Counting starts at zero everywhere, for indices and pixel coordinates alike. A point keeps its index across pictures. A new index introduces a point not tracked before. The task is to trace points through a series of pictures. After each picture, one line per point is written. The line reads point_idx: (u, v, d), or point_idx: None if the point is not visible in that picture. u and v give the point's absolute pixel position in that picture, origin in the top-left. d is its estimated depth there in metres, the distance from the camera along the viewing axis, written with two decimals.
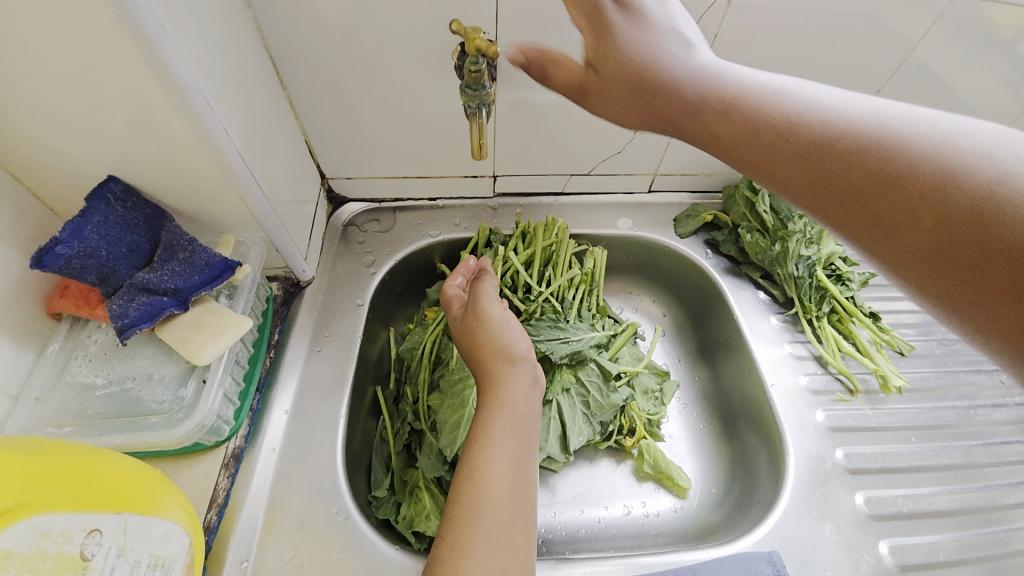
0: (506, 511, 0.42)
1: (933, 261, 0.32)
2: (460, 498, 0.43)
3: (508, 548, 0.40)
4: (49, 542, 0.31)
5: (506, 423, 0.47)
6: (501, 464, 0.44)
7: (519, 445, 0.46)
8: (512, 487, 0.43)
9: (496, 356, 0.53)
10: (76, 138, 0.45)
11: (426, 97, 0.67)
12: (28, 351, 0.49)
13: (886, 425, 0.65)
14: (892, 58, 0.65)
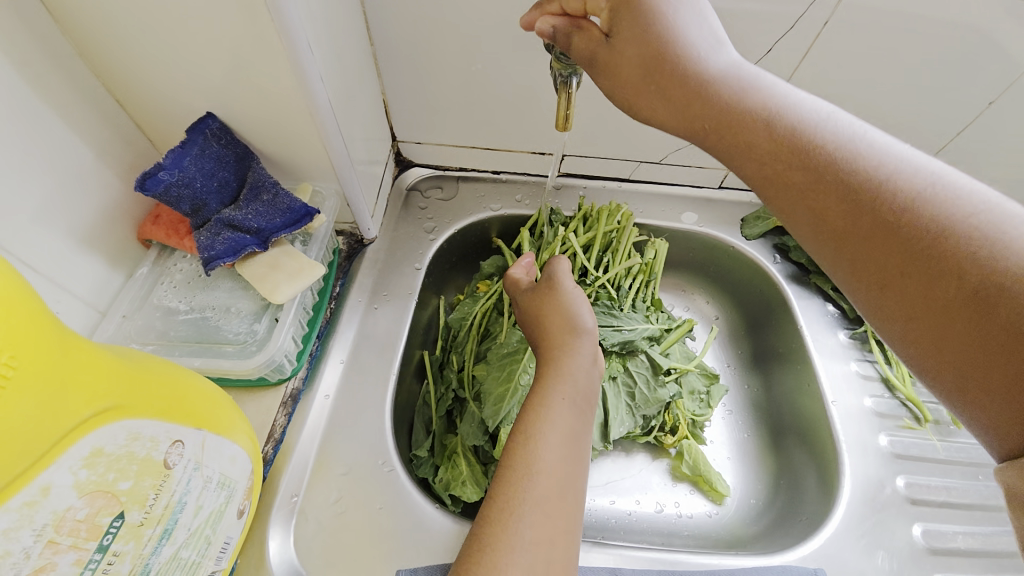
0: (557, 480, 0.41)
1: (951, 353, 0.32)
2: (511, 462, 0.42)
3: (557, 516, 0.39)
4: (138, 445, 0.32)
5: (563, 395, 0.46)
6: (556, 435, 0.43)
7: (574, 418, 0.46)
8: (565, 459, 0.42)
9: (561, 327, 0.53)
10: (182, 72, 0.46)
11: (509, 66, 0.65)
12: (118, 273, 0.51)
13: (954, 459, 0.61)
14: (1018, 68, 0.60)
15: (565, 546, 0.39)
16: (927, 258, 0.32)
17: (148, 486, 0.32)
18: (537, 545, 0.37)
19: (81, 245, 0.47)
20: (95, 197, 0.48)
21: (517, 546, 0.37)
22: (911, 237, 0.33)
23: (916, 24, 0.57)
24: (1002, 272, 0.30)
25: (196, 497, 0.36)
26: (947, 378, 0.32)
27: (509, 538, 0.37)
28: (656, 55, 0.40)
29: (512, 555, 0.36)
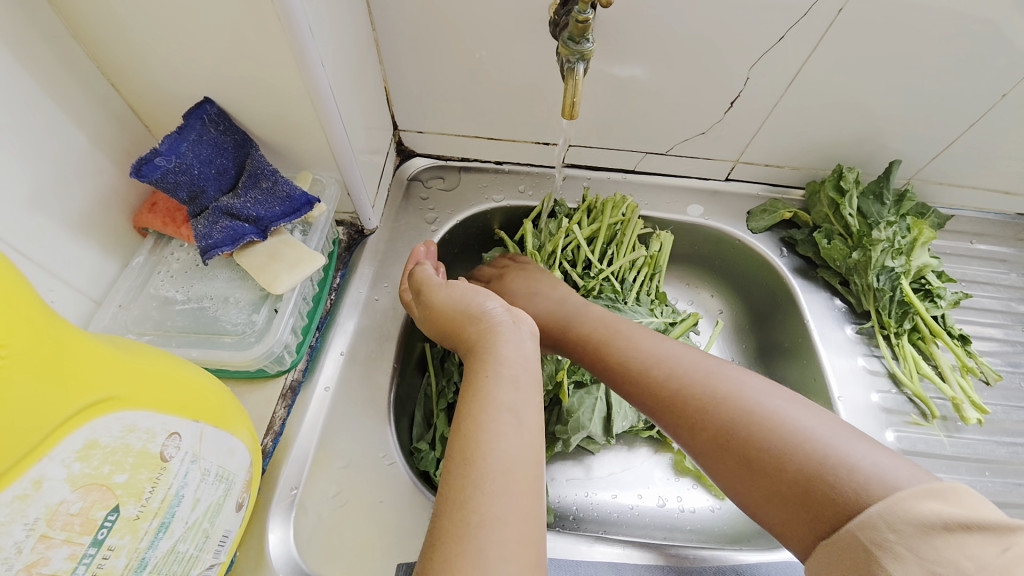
0: (505, 457, 0.39)
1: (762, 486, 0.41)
2: (454, 451, 0.40)
3: (519, 495, 0.38)
4: (134, 437, 0.31)
5: (489, 373, 0.45)
6: (498, 413, 0.42)
7: (512, 393, 0.43)
8: (510, 434, 0.41)
9: (467, 323, 0.52)
10: (177, 54, 0.45)
11: (514, 53, 0.64)
12: (114, 261, 0.50)
13: (960, 456, 0.60)
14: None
15: (535, 524, 0.37)
16: (752, 455, 0.42)
17: (144, 479, 0.31)
18: (502, 527, 0.36)
19: (75, 233, 0.46)
20: (88, 183, 0.47)
21: (473, 529, 0.35)
22: (737, 436, 0.43)
23: (934, 11, 0.55)
24: (787, 458, 0.40)
25: (194, 490, 0.35)
26: (759, 500, 0.42)
27: (461, 526, 0.36)
28: (567, 326, 0.58)
29: (469, 538, 0.35)
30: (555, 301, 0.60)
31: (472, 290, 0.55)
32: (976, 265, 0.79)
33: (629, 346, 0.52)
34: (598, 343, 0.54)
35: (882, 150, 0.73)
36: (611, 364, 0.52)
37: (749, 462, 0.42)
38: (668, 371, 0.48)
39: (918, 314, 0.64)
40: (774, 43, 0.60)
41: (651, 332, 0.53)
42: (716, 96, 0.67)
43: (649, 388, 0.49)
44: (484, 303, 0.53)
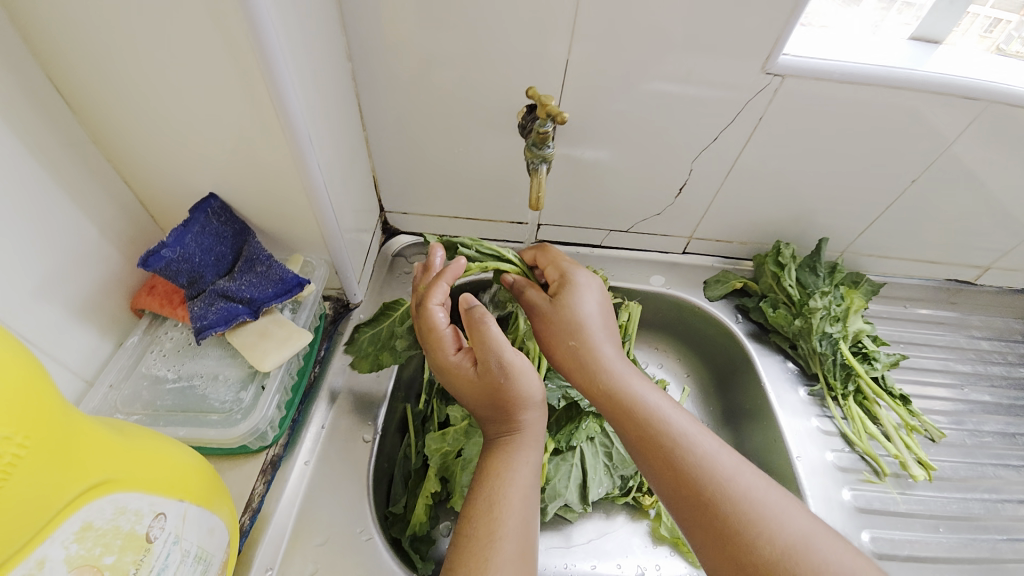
0: (514, 541, 0.46)
1: (713, 540, 0.45)
2: (474, 530, 0.47)
3: (521, 573, 0.45)
4: (124, 519, 0.32)
5: (513, 459, 0.51)
6: (513, 498, 0.49)
7: (530, 478, 0.51)
8: (524, 516, 0.48)
9: (509, 401, 0.52)
10: (192, 159, 0.51)
11: (489, 148, 0.73)
12: (108, 342, 0.53)
13: (915, 512, 0.64)
14: (931, 148, 0.70)
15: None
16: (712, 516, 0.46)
17: (129, 561, 0.33)
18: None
19: (75, 316, 0.49)
20: (94, 270, 0.51)
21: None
22: (701, 494, 0.47)
23: (837, 119, 0.67)
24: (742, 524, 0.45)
25: (173, 571, 0.36)
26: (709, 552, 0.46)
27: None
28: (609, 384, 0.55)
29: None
30: (596, 358, 0.57)
31: (527, 363, 0.54)
32: (911, 328, 0.86)
33: (664, 431, 0.51)
34: (638, 411, 0.52)
35: (815, 227, 0.83)
36: (643, 438, 0.51)
37: (706, 517, 0.46)
38: (694, 465, 0.48)
39: (858, 375, 0.71)
40: (710, 142, 0.71)
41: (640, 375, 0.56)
42: (667, 183, 0.77)
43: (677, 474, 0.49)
44: (525, 382, 0.53)
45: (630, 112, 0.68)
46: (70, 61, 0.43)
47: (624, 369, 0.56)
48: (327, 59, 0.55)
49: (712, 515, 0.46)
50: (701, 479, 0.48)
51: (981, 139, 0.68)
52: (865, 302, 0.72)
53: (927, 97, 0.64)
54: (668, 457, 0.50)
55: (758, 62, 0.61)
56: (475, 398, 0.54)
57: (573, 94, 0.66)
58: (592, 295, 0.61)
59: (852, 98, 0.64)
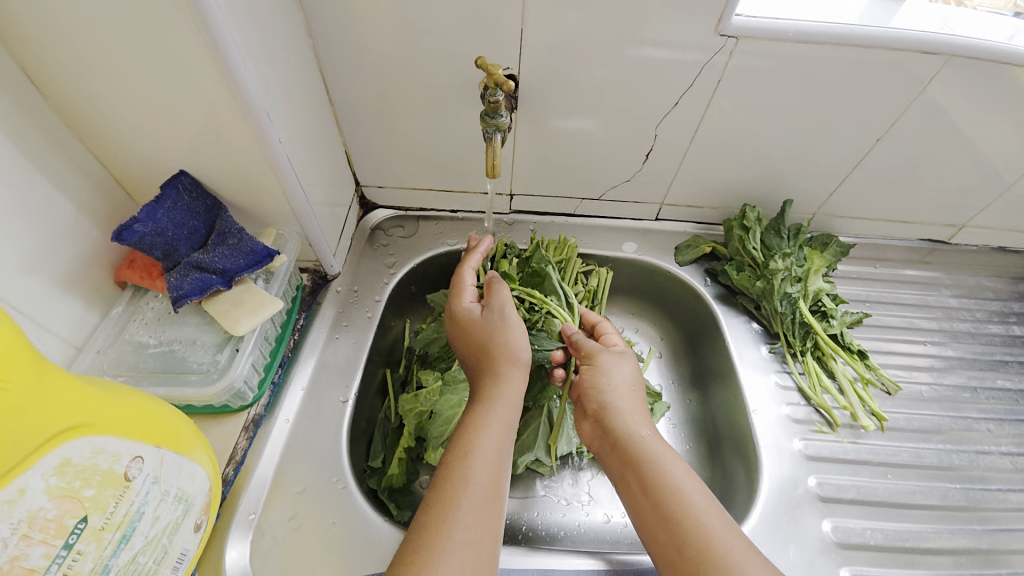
0: (484, 490, 0.49)
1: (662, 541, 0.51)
2: (446, 477, 0.49)
3: (484, 517, 0.47)
4: (101, 458, 0.37)
5: (493, 418, 0.54)
6: (488, 452, 0.51)
7: (505, 432, 0.53)
8: (493, 463, 0.51)
9: (495, 351, 0.59)
10: (159, 138, 0.55)
11: (455, 119, 0.74)
12: (95, 312, 0.57)
13: (865, 460, 0.67)
14: (901, 100, 0.69)
15: (492, 549, 0.46)
16: (664, 522, 0.51)
17: (109, 495, 0.37)
18: (469, 549, 0.45)
19: (61, 288, 0.53)
20: (76, 245, 0.55)
21: (450, 548, 0.44)
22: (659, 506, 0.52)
23: (797, 78, 0.67)
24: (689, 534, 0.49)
25: (154, 507, 0.41)
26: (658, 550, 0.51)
27: (441, 541, 0.44)
28: (625, 426, 0.58)
29: (444, 555, 0.44)
30: (601, 387, 0.62)
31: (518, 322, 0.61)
32: (881, 288, 0.87)
33: (662, 472, 0.54)
34: (642, 453, 0.56)
35: (784, 190, 0.84)
36: (637, 474, 0.55)
37: (663, 524, 0.51)
38: (661, 485, 0.53)
39: (816, 333, 0.74)
40: (671, 106, 0.71)
41: (639, 409, 0.61)
42: (633, 149, 0.78)
43: (659, 509, 0.52)
44: (514, 334, 0.60)
45: (589, 79, 0.68)
46: (33, 46, 0.46)
47: (643, 421, 0.59)
48: (282, 35, 0.57)
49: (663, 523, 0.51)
50: (680, 516, 0.51)
51: (953, 87, 0.67)
52: (826, 263, 0.75)
53: (887, 53, 0.63)
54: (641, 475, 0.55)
55: (710, 23, 0.61)
56: (468, 350, 0.61)
57: (530, 61, 0.67)
58: (629, 363, 0.65)
59: (810, 56, 0.64)
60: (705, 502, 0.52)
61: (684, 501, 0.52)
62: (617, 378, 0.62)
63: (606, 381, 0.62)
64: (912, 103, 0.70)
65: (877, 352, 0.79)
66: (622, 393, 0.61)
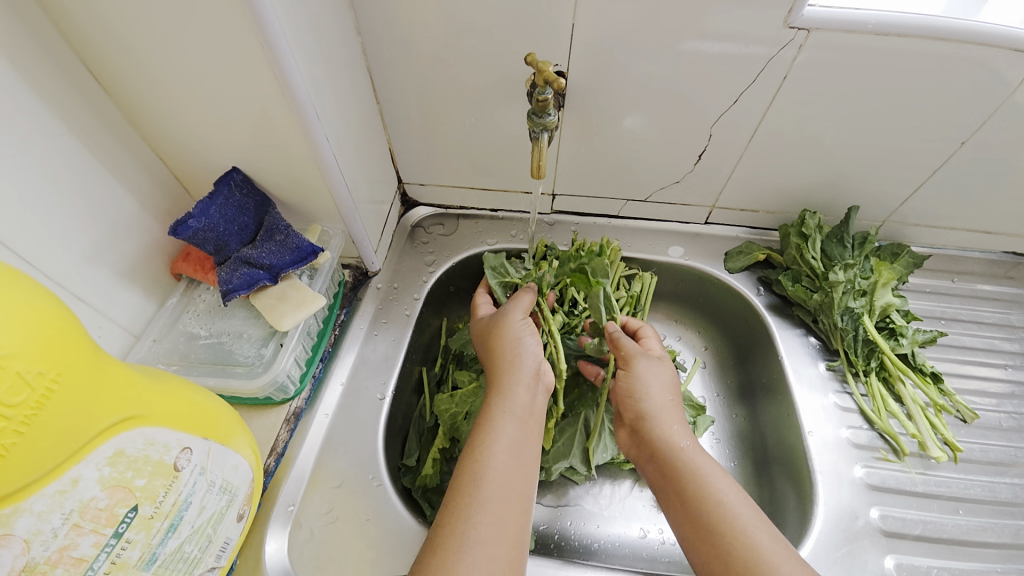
0: (501, 486, 0.48)
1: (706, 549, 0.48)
2: (462, 473, 0.49)
3: (497, 522, 0.46)
4: (152, 449, 0.38)
5: (503, 411, 0.54)
6: (503, 448, 0.51)
7: (516, 433, 0.53)
8: (506, 465, 0.50)
9: (509, 352, 0.59)
10: (214, 136, 0.56)
11: (499, 117, 0.72)
12: (152, 302, 0.60)
13: (933, 493, 0.61)
14: (994, 98, 0.62)
15: (514, 550, 0.46)
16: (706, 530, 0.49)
17: (159, 485, 0.38)
18: (489, 549, 0.44)
19: (122, 279, 0.56)
20: (136, 238, 0.57)
21: (469, 545, 0.44)
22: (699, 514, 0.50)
23: (873, 73, 0.61)
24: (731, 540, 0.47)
25: (200, 498, 0.42)
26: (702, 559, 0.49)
27: (459, 539, 0.44)
28: (668, 440, 0.56)
29: (464, 554, 0.43)
30: (642, 392, 0.60)
31: (528, 325, 0.62)
32: (958, 304, 0.79)
33: (699, 480, 0.52)
34: (686, 463, 0.53)
35: (851, 195, 0.77)
36: (685, 492, 0.52)
37: (704, 532, 0.49)
38: (700, 491, 0.51)
39: (882, 352, 0.68)
40: (730, 103, 0.67)
41: (676, 416, 0.58)
42: (684, 149, 0.74)
43: (707, 523, 0.49)
44: (526, 338, 0.60)
45: (641, 75, 0.65)
46: (100, 47, 0.47)
47: (686, 434, 0.57)
48: (333, 33, 0.57)
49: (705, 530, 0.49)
50: (721, 526, 0.48)
51: None
52: (896, 274, 0.68)
53: (984, 44, 0.57)
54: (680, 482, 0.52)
55: (779, 14, 0.57)
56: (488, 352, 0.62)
57: (579, 58, 0.64)
58: (662, 370, 0.62)
59: (890, 49, 0.58)
60: (751, 516, 0.48)
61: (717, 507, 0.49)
62: (653, 386, 0.60)
63: (641, 388, 0.60)
64: (1001, 104, 0.63)
65: (951, 375, 0.72)
66: (661, 400, 0.59)
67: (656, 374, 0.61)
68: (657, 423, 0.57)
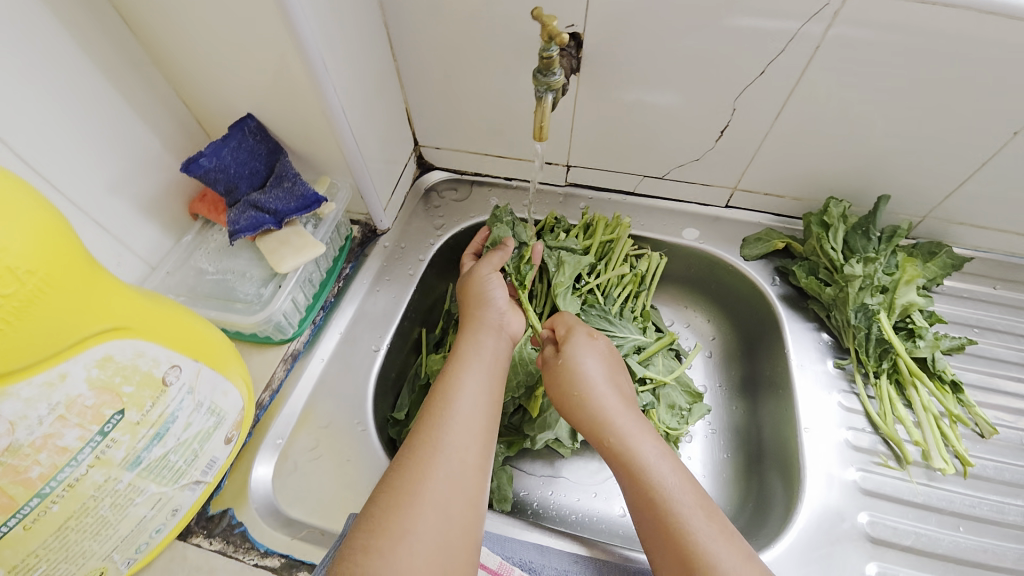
0: (471, 406, 0.50)
1: (652, 529, 0.48)
2: (434, 395, 0.51)
3: (459, 462, 0.46)
4: (142, 361, 0.42)
5: (474, 348, 0.56)
6: (475, 376, 0.53)
7: (481, 382, 0.53)
8: (467, 412, 0.50)
9: (479, 301, 0.62)
10: (229, 81, 0.58)
11: (514, 83, 0.71)
12: (169, 237, 0.64)
13: (932, 506, 0.57)
14: None
15: (480, 464, 0.48)
16: (651, 511, 0.48)
17: (146, 395, 0.42)
18: (456, 457, 0.46)
19: (142, 212, 0.60)
20: (157, 175, 0.61)
21: (439, 452, 0.46)
22: (646, 496, 0.49)
23: (920, 49, 0.56)
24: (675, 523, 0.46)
25: (187, 414, 0.46)
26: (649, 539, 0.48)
27: (417, 472, 0.45)
28: (598, 426, 0.54)
29: (436, 459, 0.46)
30: (578, 376, 0.57)
31: (495, 276, 0.64)
32: (997, 313, 0.72)
33: (642, 461, 0.51)
34: (624, 447, 0.52)
35: (888, 185, 0.71)
36: (628, 474, 0.51)
37: (651, 511, 0.48)
38: (643, 472, 0.50)
39: (897, 354, 0.64)
40: (757, 76, 0.62)
41: (619, 397, 0.57)
42: (706, 125, 0.70)
43: (648, 509, 0.49)
44: (495, 296, 0.62)
45: (662, 39, 0.61)
46: None
47: (624, 414, 0.55)
48: None
49: (651, 512, 0.48)
50: (665, 507, 0.47)
51: None
52: (922, 274, 0.64)
53: None
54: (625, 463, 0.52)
55: None
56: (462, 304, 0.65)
57: (599, 19, 0.61)
58: (593, 357, 0.59)
59: (940, 21, 0.53)
60: (693, 505, 0.47)
61: (665, 489, 0.48)
62: (591, 368, 0.58)
63: (569, 375, 0.58)
64: None
65: (976, 387, 0.66)
66: (600, 384, 0.57)
67: (589, 358, 0.59)
68: (597, 406, 0.55)
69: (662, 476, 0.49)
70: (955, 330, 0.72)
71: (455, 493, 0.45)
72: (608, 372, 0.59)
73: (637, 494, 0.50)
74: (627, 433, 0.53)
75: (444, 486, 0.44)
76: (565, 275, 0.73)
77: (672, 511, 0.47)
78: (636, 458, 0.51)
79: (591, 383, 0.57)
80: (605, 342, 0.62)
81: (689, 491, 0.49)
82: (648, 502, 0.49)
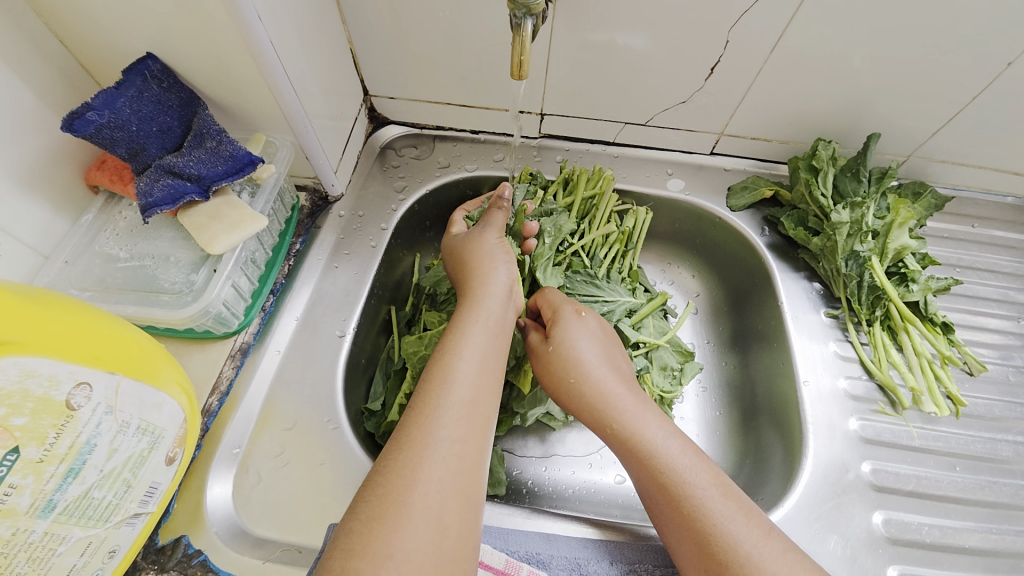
0: (471, 391, 0.44)
1: (665, 512, 0.45)
2: (429, 378, 0.45)
3: (454, 460, 0.40)
4: (33, 383, 0.32)
5: (476, 320, 0.49)
6: (474, 356, 0.46)
7: (477, 361, 0.46)
8: (462, 401, 0.43)
9: (484, 266, 0.55)
10: (111, 10, 0.44)
11: (476, 15, 0.59)
12: (63, 218, 0.51)
13: (930, 448, 0.58)
14: None
15: (479, 455, 0.42)
16: (664, 493, 0.45)
17: (47, 425, 0.33)
18: (454, 449, 0.40)
19: (20, 188, 0.46)
20: (36, 138, 0.47)
21: (433, 445, 0.40)
22: (658, 479, 0.45)
23: None
24: (692, 506, 0.43)
25: (110, 440, 0.37)
26: (662, 523, 0.45)
27: (405, 477, 0.38)
28: (598, 412, 0.50)
29: (428, 455, 0.39)
30: (578, 356, 0.52)
31: (502, 247, 0.58)
32: (976, 251, 0.73)
33: (651, 443, 0.47)
34: (630, 429, 0.48)
35: (877, 125, 0.68)
36: (636, 459, 0.47)
37: (664, 495, 0.45)
38: (652, 454, 0.46)
39: (889, 300, 0.63)
40: (755, 3, 0.55)
41: (625, 376, 0.53)
42: (696, 63, 0.62)
43: (661, 494, 0.45)
44: (499, 258, 0.56)
45: None
46: None
47: (625, 395, 0.50)
48: None
49: (664, 494, 0.45)
50: (679, 490, 0.44)
51: None
52: (915, 214, 0.62)
53: None
54: (632, 447, 0.48)
55: None
56: (461, 268, 0.58)
57: None
58: (594, 336, 0.54)
59: None
60: (708, 485, 0.44)
61: (679, 471, 0.45)
62: (590, 347, 0.53)
63: (571, 351, 0.53)
64: None
65: (960, 325, 0.67)
66: (600, 366, 0.52)
67: (588, 335, 0.54)
68: (600, 386, 0.51)
69: (674, 456, 0.46)
70: (937, 271, 0.72)
71: (448, 491, 0.38)
72: (609, 350, 0.54)
73: (647, 478, 0.46)
74: (634, 414, 0.49)
75: (435, 487, 0.38)
76: (546, 247, 0.66)
77: (687, 493, 0.44)
78: (644, 440, 0.47)
79: (591, 363, 0.52)
80: (596, 318, 0.57)
81: (703, 469, 0.45)
82: (661, 487, 0.45)
